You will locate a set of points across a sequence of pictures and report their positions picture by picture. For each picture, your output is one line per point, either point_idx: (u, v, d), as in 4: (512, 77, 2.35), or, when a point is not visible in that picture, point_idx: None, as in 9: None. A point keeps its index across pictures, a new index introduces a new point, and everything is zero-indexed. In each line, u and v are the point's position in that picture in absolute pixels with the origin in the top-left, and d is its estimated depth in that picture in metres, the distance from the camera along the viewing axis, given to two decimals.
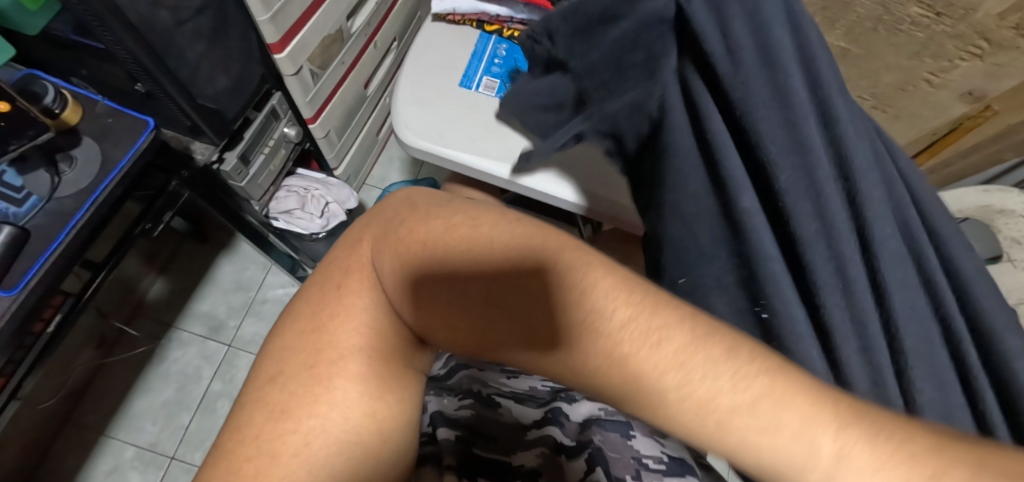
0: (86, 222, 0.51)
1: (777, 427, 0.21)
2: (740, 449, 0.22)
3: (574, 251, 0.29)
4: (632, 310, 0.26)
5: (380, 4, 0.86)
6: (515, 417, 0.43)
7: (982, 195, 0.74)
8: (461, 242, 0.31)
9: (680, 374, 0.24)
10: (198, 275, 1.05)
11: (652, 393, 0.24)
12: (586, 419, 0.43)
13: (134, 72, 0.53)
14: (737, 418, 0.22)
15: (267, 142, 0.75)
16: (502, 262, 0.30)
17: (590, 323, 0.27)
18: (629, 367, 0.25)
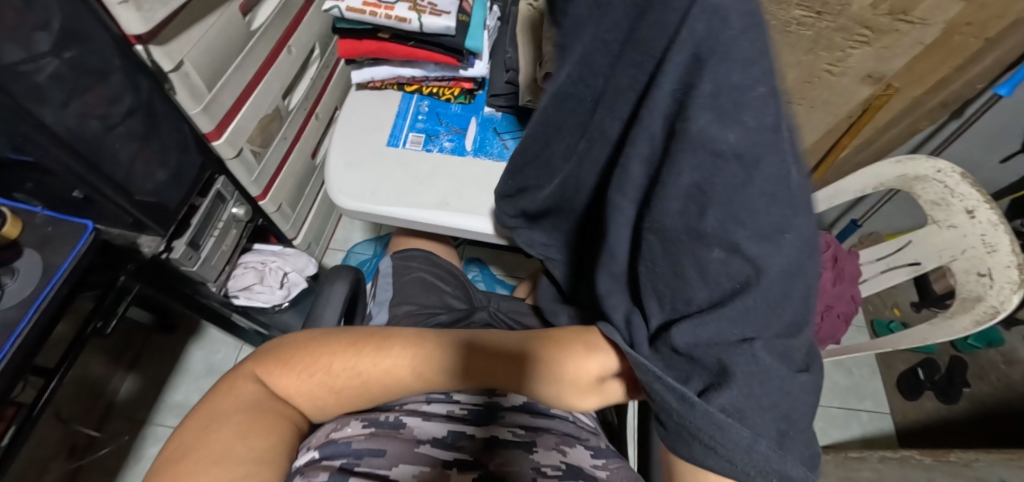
0: (32, 330, 0.53)
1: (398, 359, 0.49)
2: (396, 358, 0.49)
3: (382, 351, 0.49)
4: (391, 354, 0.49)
5: (316, 78, 0.91)
6: (414, 436, 0.46)
7: (898, 167, 0.82)
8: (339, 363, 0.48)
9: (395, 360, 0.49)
10: (167, 367, 1.07)
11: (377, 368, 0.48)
12: (490, 437, 0.47)
13: (71, 181, 0.56)
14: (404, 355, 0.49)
15: (216, 225, 0.77)
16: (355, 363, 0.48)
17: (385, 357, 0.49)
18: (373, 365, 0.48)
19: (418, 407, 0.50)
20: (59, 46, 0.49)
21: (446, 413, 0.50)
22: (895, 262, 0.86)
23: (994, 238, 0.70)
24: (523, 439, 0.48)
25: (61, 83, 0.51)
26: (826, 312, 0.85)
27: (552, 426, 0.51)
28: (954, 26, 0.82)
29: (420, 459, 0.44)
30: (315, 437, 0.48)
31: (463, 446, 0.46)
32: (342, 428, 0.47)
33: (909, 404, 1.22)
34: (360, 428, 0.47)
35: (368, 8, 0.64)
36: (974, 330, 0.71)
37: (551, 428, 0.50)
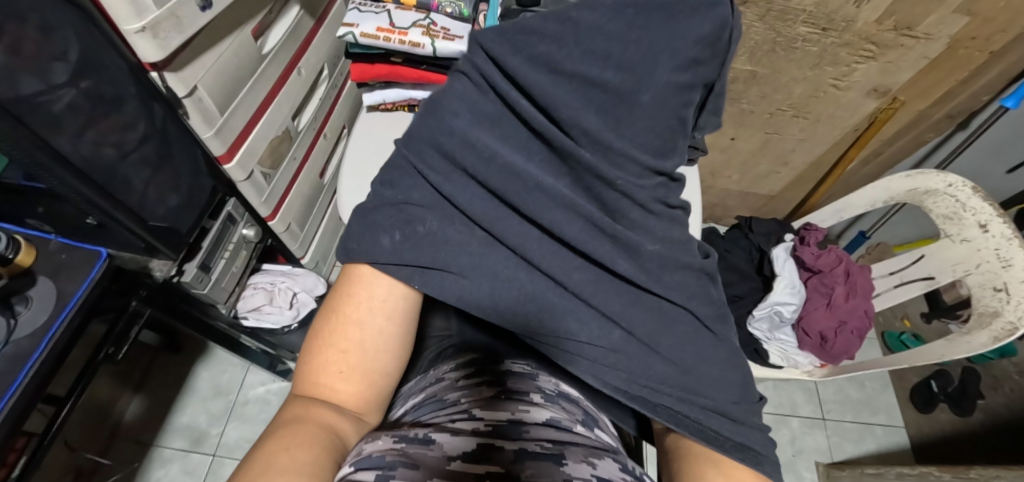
0: (44, 360, 0.53)
1: (377, 301, 0.48)
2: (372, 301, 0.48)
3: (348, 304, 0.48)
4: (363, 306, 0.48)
5: (324, 98, 0.92)
6: (444, 451, 0.44)
7: (909, 181, 0.82)
8: (327, 345, 0.48)
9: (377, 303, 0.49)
10: (173, 388, 1.06)
11: (359, 321, 0.48)
12: (518, 451, 0.46)
13: (86, 209, 0.56)
14: (377, 297, 0.49)
15: (226, 247, 0.77)
16: (337, 332, 0.48)
17: (354, 308, 0.48)
18: (348, 318, 0.48)
19: (443, 426, 0.49)
20: (76, 76, 0.50)
21: (471, 429, 0.48)
22: (908, 276, 0.85)
23: (1009, 251, 0.69)
24: (554, 451, 0.46)
25: (78, 113, 0.51)
26: (840, 328, 0.85)
27: (581, 444, 0.49)
28: (958, 41, 0.83)
29: (454, 474, 0.42)
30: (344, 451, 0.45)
31: (494, 459, 0.44)
32: (372, 442, 0.45)
33: (922, 417, 1.20)
34: (390, 441, 0.45)
35: (382, 34, 0.64)
36: (994, 346, 0.70)
37: (578, 444, 0.49)
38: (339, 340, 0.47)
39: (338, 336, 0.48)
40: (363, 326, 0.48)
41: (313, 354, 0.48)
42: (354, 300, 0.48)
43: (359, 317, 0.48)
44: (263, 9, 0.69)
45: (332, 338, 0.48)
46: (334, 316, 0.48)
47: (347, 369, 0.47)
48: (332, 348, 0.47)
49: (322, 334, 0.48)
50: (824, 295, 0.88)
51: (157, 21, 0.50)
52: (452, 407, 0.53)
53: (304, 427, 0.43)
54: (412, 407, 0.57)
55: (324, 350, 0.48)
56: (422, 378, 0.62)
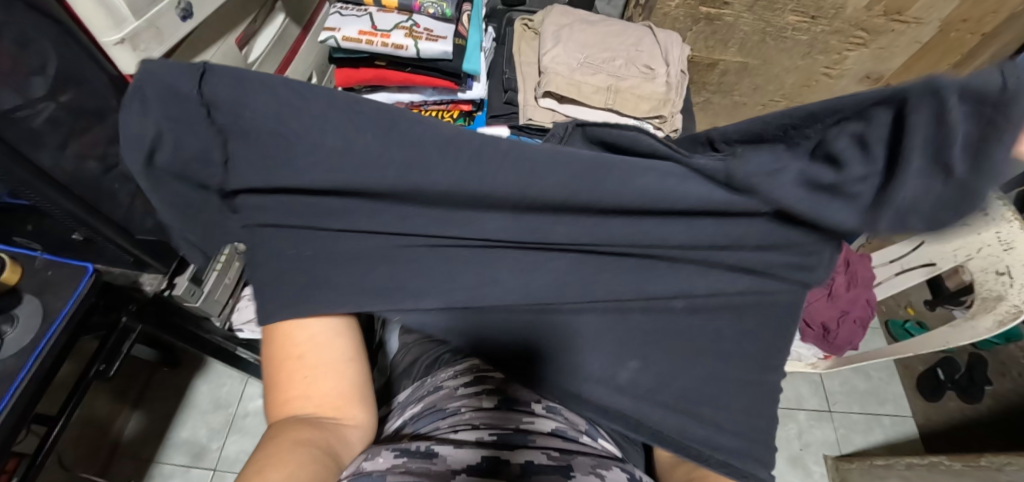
0: (32, 378, 0.53)
1: (323, 343, 0.51)
2: (320, 348, 0.51)
3: (285, 337, 0.51)
4: (305, 337, 0.51)
5: None
6: (448, 465, 0.45)
7: None
8: (282, 373, 0.50)
9: (325, 343, 0.51)
10: (172, 404, 1.05)
11: (304, 349, 0.50)
12: (526, 464, 0.47)
13: (71, 225, 0.56)
14: (321, 344, 0.51)
15: (217, 259, 0.76)
16: (290, 361, 0.50)
17: (296, 340, 0.50)
18: (294, 351, 0.50)
19: (443, 437, 0.50)
20: (55, 90, 0.49)
21: (473, 440, 0.49)
22: (910, 263, 0.83)
23: (1009, 234, 0.68)
24: (560, 463, 0.47)
25: (59, 127, 0.50)
26: (842, 318, 0.84)
27: (586, 453, 0.50)
28: (950, 24, 0.82)
29: None
30: (347, 468, 0.47)
31: (501, 471, 0.46)
32: (373, 458, 0.46)
33: (930, 406, 1.18)
34: (391, 456, 0.46)
35: (364, 37, 0.63)
36: (998, 331, 0.69)
37: (585, 454, 0.50)
38: (294, 368, 0.50)
39: (292, 366, 0.50)
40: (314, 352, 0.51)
41: (272, 384, 0.50)
42: (294, 334, 0.51)
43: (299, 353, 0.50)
44: (247, 17, 0.68)
45: (288, 367, 0.50)
46: (275, 351, 0.51)
47: (308, 388, 0.50)
48: (285, 374, 0.50)
49: (271, 369, 0.51)
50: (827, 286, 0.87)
51: (137, 33, 0.50)
52: (453, 417, 0.53)
53: (281, 441, 0.46)
54: (411, 417, 0.57)
55: (284, 379, 0.50)
56: (420, 386, 0.61)
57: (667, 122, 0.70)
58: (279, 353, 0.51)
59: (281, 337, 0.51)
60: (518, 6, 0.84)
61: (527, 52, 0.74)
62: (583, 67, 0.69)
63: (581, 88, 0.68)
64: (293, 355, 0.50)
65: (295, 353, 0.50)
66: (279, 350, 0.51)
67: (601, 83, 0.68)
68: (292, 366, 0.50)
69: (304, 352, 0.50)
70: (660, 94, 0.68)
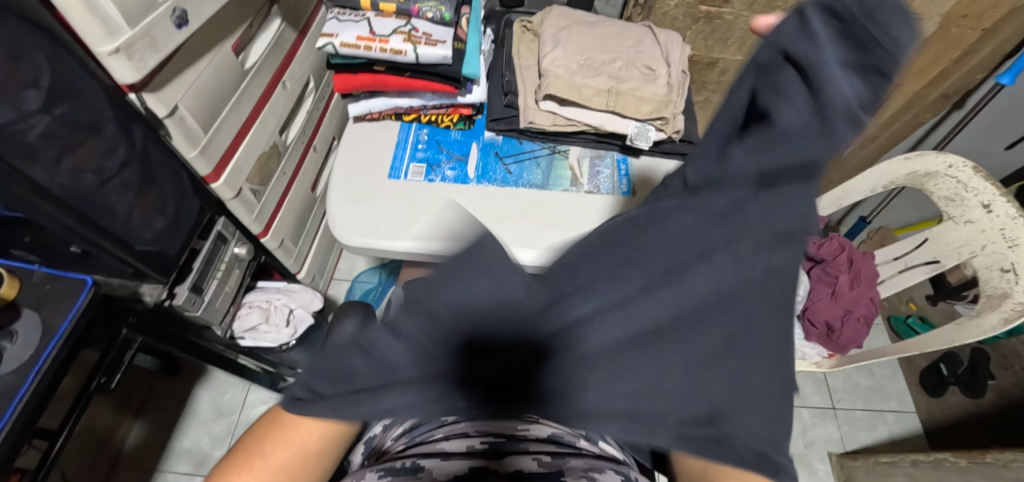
0: (32, 394, 0.52)
1: (305, 442, 0.45)
2: (299, 441, 0.45)
3: (278, 424, 0.45)
4: (290, 438, 0.44)
5: (312, 111, 0.90)
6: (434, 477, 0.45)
7: (907, 164, 0.79)
8: (258, 446, 0.45)
9: (307, 444, 0.45)
10: (174, 412, 1.04)
11: (289, 439, 0.44)
12: (516, 473, 0.46)
13: (69, 238, 0.55)
14: (304, 438, 0.45)
15: (218, 268, 0.76)
16: (271, 445, 0.44)
17: (283, 433, 0.44)
18: (276, 439, 0.44)
19: (433, 449, 0.49)
20: (49, 103, 0.48)
21: (463, 449, 0.48)
22: (913, 261, 0.84)
23: (1014, 230, 0.68)
24: (550, 471, 0.47)
25: (52, 140, 0.50)
26: (846, 317, 0.84)
27: (580, 456, 0.50)
28: (950, 20, 0.82)
29: None
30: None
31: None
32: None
33: (933, 402, 1.18)
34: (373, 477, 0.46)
35: (363, 43, 0.63)
36: (1004, 329, 0.68)
37: (579, 458, 0.49)
38: (267, 456, 0.44)
39: (270, 453, 0.44)
40: (293, 445, 0.45)
41: (242, 447, 0.45)
42: (289, 423, 0.45)
43: (277, 444, 0.44)
44: (243, 23, 0.68)
45: (264, 445, 0.45)
46: (266, 428, 0.45)
47: (269, 477, 0.44)
48: (256, 454, 0.44)
49: (251, 437, 0.45)
50: (829, 285, 0.87)
51: (132, 41, 0.49)
52: (447, 426, 0.52)
53: None
54: (407, 427, 0.56)
55: (255, 450, 0.45)
56: None
57: (669, 123, 0.69)
58: (264, 428, 0.45)
59: (277, 419, 0.45)
60: (517, 8, 0.83)
61: (527, 55, 0.74)
62: (584, 69, 0.69)
63: (582, 90, 0.68)
64: (275, 439, 0.44)
65: (279, 441, 0.44)
66: (269, 428, 0.45)
67: (602, 85, 0.68)
68: (271, 451, 0.44)
69: (286, 435, 0.45)
70: (661, 95, 0.68)
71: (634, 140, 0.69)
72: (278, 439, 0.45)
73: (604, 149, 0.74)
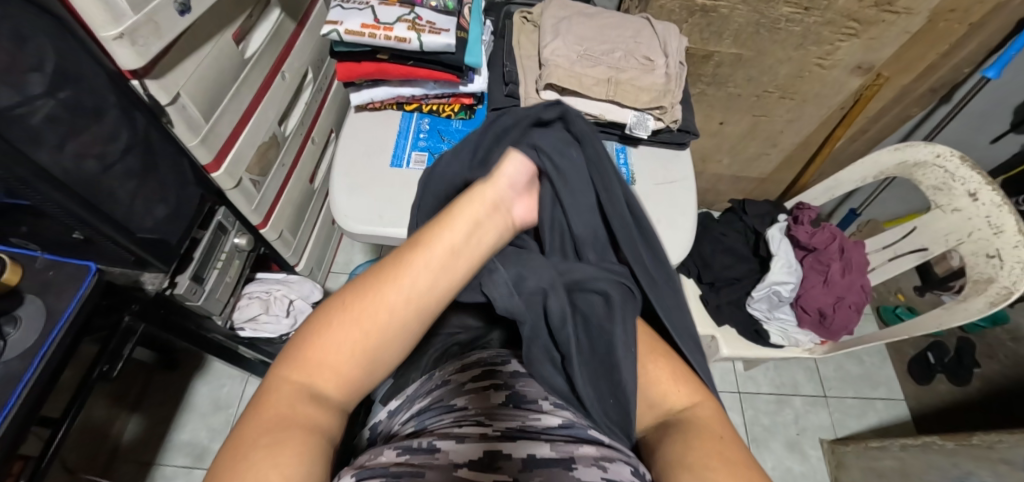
0: (37, 379, 0.52)
1: (392, 304, 0.42)
2: (386, 312, 0.41)
3: (375, 285, 0.42)
4: (407, 290, 0.42)
5: (311, 102, 0.91)
6: (450, 459, 0.45)
7: (897, 154, 0.82)
8: (337, 319, 0.41)
9: (400, 303, 0.42)
10: (172, 405, 1.04)
11: (382, 301, 0.41)
12: (528, 457, 0.46)
13: (72, 224, 0.55)
14: (399, 303, 0.42)
15: (218, 258, 0.76)
16: (356, 309, 0.41)
17: (395, 288, 0.42)
18: (365, 303, 0.41)
19: (447, 433, 0.49)
20: (53, 87, 0.48)
21: (476, 434, 0.49)
22: (901, 249, 0.86)
23: (999, 218, 0.71)
24: (562, 452, 0.47)
25: (57, 124, 0.50)
26: (838, 304, 0.85)
27: (593, 442, 0.49)
28: (938, 14, 0.84)
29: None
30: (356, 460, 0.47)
31: (502, 466, 0.45)
32: (377, 457, 0.46)
33: (921, 389, 1.21)
34: (393, 455, 0.46)
35: (367, 30, 0.63)
36: (990, 312, 0.71)
37: (591, 444, 0.48)
38: (378, 312, 0.41)
39: (375, 314, 0.41)
40: (403, 304, 0.42)
41: (318, 330, 0.41)
42: (384, 276, 0.42)
43: (382, 300, 0.41)
44: (244, 12, 0.68)
45: (360, 309, 0.41)
46: (353, 295, 0.42)
47: (361, 342, 0.41)
48: (358, 319, 0.41)
49: (330, 312, 0.41)
50: (821, 272, 0.88)
51: (136, 26, 0.49)
52: (459, 411, 0.53)
53: (297, 425, 0.37)
54: (417, 412, 0.57)
55: (340, 318, 0.41)
56: (426, 380, 0.62)
57: (667, 113, 0.70)
58: (348, 298, 0.42)
59: (365, 282, 0.42)
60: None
61: (527, 45, 0.75)
62: (584, 59, 0.70)
63: (582, 80, 0.69)
64: (359, 305, 0.41)
65: (372, 302, 0.41)
66: (349, 301, 0.42)
67: (601, 75, 0.69)
68: (349, 324, 0.41)
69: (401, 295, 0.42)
70: (660, 85, 0.69)
71: (633, 128, 0.71)
72: (369, 302, 0.41)
73: (600, 138, 0.75)
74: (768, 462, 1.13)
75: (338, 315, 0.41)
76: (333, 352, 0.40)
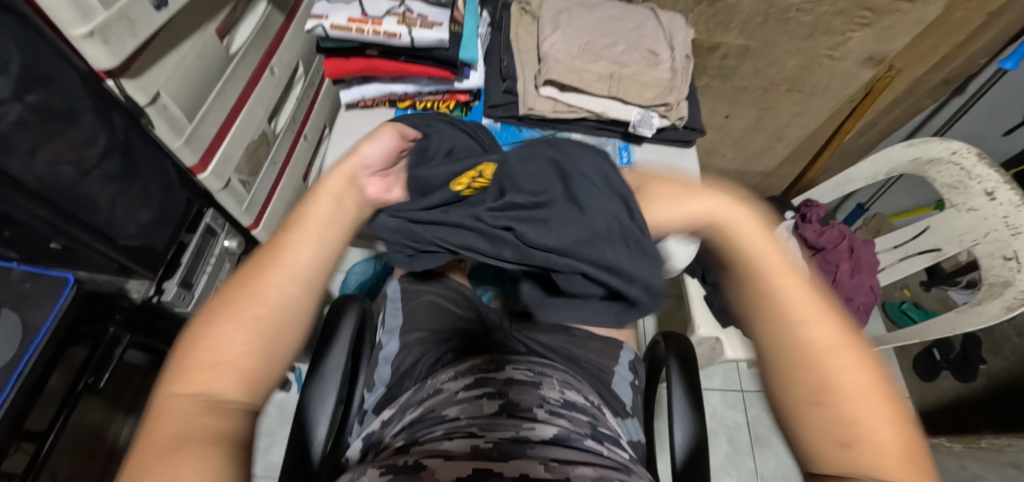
0: (16, 395, 0.50)
1: (290, 285, 0.38)
2: (277, 299, 0.37)
3: (260, 276, 0.37)
4: (288, 277, 0.38)
5: (302, 98, 0.87)
6: (436, 476, 0.41)
7: (910, 150, 0.79)
8: (229, 317, 0.35)
9: (289, 294, 0.38)
10: None
11: (267, 292, 0.37)
12: (521, 475, 0.42)
13: (48, 233, 0.53)
14: (288, 290, 0.38)
15: (207, 261, 0.73)
16: (240, 307, 0.36)
17: (274, 280, 0.37)
18: (252, 298, 0.36)
19: (436, 449, 0.46)
20: (21, 90, 0.45)
21: (468, 448, 0.46)
22: (912, 249, 0.84)
23: (1018, 219, 0.67)
24: (558, 472, 0.43)
25: (26, 130, 0.47)
26: (846, 305, 0.83)
27: (590, 463, 0.46)
28: (955, 3, 0.80)
29: None
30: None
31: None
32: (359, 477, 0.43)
33: (926, 387, 1.19)
34: (376, 474, 0.43)
35: (354, 25, 0.60)
36: (1007, 316, 0.68)
37: (589, 464, 0.46)
38: (267, 303, 0.36)
39: (264, 306, 0.36)
40: (291, 293, 0.38)
41: (204, 337, 0.34)
42: (259, 266, 0.38)
43: (268, 294, 0.37)
44: (227, 5, 0.64)
45: (241, 304, 0.36)
46: (235, 292, 0.37)
47: (251, 340, 0.35)
48: (242, 316, 0.35)
49: (215, 312, 0.36)
50: (828, 273, 0.85)
51: (108, 23, 0.46)
52: (450, 422, 0.52)
53: (187, 446, 0.30)
54: (408, 422, 0.55)
55: (228, 314, 0.35)
56: (419, 389, 0.61)
57: (673, 110, 0.67)
58: (230, 295, 0.37)
59: (243, 279, 0.38)
60: None
61: (525, 39, 0.71)
62: (584, 54, 0.66)
63: (583, 76, 0.65)
64: (248, 300, 0.36)
65: (264, 290, 0.37)
66: (231, 300, 0.36)
67: (603, 70, 0.66)
68: (259, 316, 0.36)
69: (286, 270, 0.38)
70: (664, 81, 0.66)
71: (636, 127, 0.68)
72: (252, 292, 0.37)
73: (601, 136, 0.72)
74: (770, 461, 1.12)
75: (225, 315, 0.35)
76: (227, 351, 0.34)
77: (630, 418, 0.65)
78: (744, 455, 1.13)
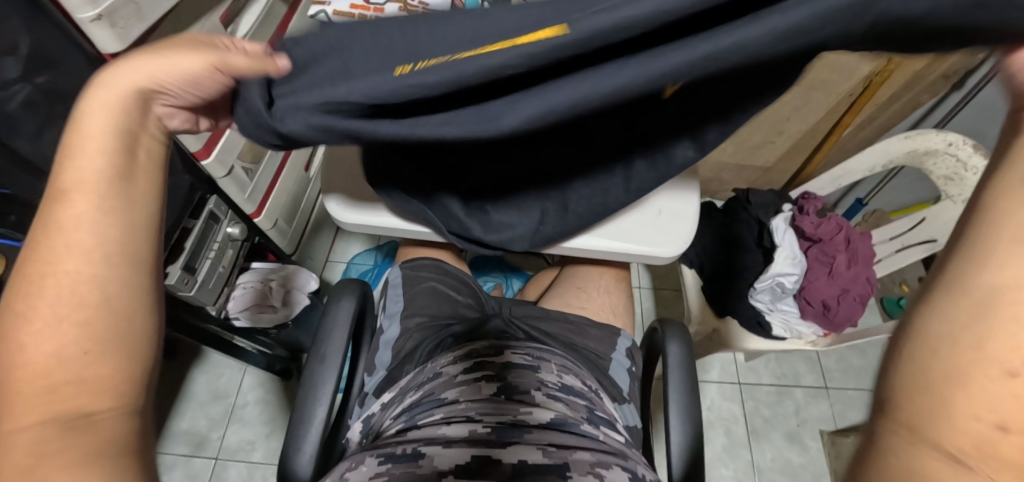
0: None
1: (100, 201, 0.33)
2: (77, 220, 0.32)
3: (53, 203, 0.33)
4: (90, 192, 0.33)
5: None
6: (435, 466, 0.43)
7: (908, 142, 0.80)
8: (40, 263, 0.32)
9: (97, 212, 0.33)
10: (172, 393, 1.04)
11: (62, 218, 0.32)
12: (519, 463, 0.43)
13: None
14: (82, 206, 0.33)
15: (209, 249, 0.74)
16: (41, 246, 0.32)
17: (64, 200, 0.33)
18: (55, 231, 0.32)
19: (434, 435, 0.48)
20: (29, 71, 0.47)
21: (465, 434, 0.47)
22: (909, 240, 0.84)
23: None
24: (555, 457, 0.45)
25: (34, 111, 0.49)
26: (842, 296, 0.84)
27: (587, 447, 0.47)
28: None
29: None
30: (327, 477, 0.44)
31: (492, 471, 0.42)
32: (358, 465, 0.44)
33: None
34: (374, 464, 0.44)
35: (357, 11, 0.61)
36: None
37: (586, 449, 0.47)
38: (73, 230, 0.32)
39: (70, 236, 0.32)
40: (92, 207, 0.33)
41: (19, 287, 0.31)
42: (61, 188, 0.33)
43: (63, 223, 0.32)
44: None
45: (47, 242, 0.32)
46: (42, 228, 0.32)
47: (68, 269, 0.32)
48: (49, 251, 0.32)
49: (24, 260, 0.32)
50: (825, 264, 0.86)
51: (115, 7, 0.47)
52: (449, 406, 0.53)
53: (44, 404, 0.30)
54: (407, 405, 0.56)
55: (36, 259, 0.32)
56: (420, 372, 0.62)
57: None
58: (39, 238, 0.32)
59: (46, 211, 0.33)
60: None
61: None
62: None
63: None
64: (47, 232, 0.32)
65: (59, 218, 0.32)
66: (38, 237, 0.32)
67: None
68: (80, 250, 0.32)
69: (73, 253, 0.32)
70: None
71: None
72: (57, 223, 0.32)
73: None
74: (766, 452, 1.13)
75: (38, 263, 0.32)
76: (52, 298, 0.31)
77: (626, 403, 0.66)
78: (741, 447, 1.14)
